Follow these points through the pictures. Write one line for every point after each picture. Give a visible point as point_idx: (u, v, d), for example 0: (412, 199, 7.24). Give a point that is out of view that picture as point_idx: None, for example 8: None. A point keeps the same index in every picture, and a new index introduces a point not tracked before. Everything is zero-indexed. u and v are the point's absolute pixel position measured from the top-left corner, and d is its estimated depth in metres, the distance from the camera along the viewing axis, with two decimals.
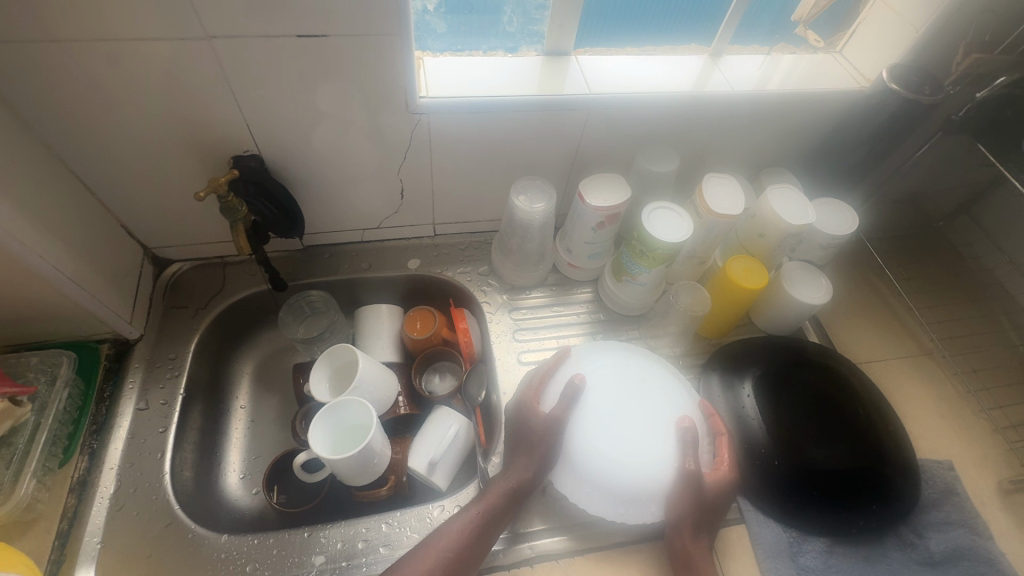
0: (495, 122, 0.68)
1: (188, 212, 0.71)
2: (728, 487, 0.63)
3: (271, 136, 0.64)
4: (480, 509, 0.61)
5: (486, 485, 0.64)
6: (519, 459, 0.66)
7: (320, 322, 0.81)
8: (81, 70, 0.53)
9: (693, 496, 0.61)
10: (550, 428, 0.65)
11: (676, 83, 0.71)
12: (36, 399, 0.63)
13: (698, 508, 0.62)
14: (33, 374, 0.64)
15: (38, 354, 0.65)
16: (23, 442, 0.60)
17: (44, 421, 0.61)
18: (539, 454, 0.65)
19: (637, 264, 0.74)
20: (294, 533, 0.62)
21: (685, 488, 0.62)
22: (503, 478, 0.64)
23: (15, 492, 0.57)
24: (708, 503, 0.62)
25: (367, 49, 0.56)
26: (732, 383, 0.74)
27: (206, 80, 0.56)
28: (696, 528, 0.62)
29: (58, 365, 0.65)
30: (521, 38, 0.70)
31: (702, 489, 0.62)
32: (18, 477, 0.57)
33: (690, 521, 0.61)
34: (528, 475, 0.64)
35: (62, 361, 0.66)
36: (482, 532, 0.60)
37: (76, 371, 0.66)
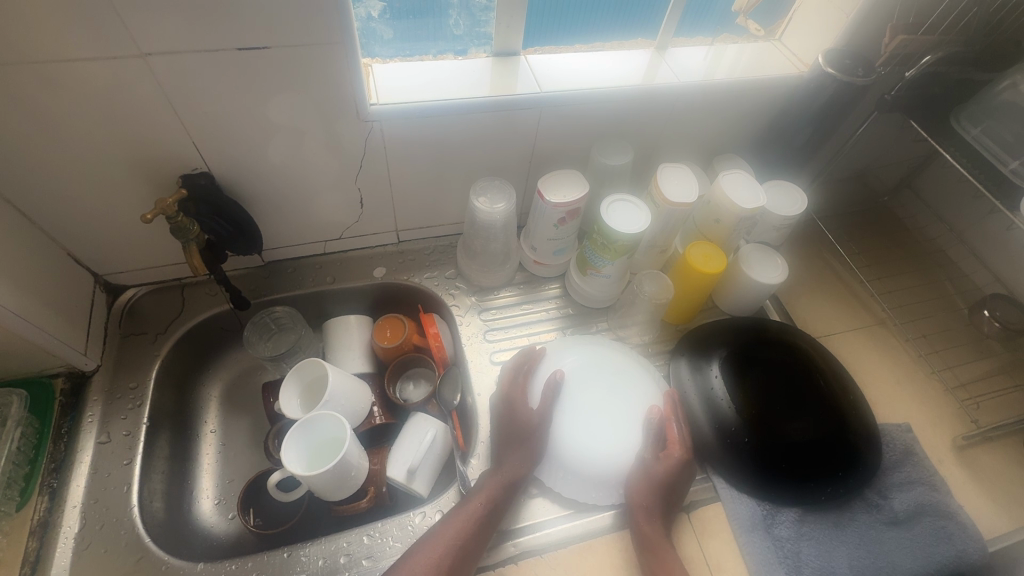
0: (449, 125, 0.68)
1: (139, 234, 0.69)
2: (682, 468, 0.65)
3: (220, 152, 0.62)
4: (478, 505, 0.61)
5: (479, 483, 0.64)
6: (507, 454, 0.66)
7: (287, 338, 0.80)
8: (11, 95, 0.50)
9: (651, 479, 0.64)
10: (534, 424, 0.67)
11: (625, 77, 0.72)
12: None
13: (657, 491, 0.63)
14: None
15: None
16: None
17: None
18: (527, 448, 0.66)
19: (600, 257, 0.76)
20: (273, 555, 0.61)
21: (641, 473, 0.65)
22: (495, 474, 0.64)
23: None
24: (666, 488, 0.64)
25: (311, 58, 0.56)
26: (700, 365, 0.75)
27: (146, 99, 0.54)
28: (649, 507, 0.62)
29: (8, 406, 0.61)
30: (469, 40, 0.71)
31: (656, 474, 0.64)
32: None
33: (653, 503, 0.63)
34: (515, 470, 0.64)
35: (13, 401, 0.62)
36: (479, 527, 0.59)
37: (28, 410, 0.63)
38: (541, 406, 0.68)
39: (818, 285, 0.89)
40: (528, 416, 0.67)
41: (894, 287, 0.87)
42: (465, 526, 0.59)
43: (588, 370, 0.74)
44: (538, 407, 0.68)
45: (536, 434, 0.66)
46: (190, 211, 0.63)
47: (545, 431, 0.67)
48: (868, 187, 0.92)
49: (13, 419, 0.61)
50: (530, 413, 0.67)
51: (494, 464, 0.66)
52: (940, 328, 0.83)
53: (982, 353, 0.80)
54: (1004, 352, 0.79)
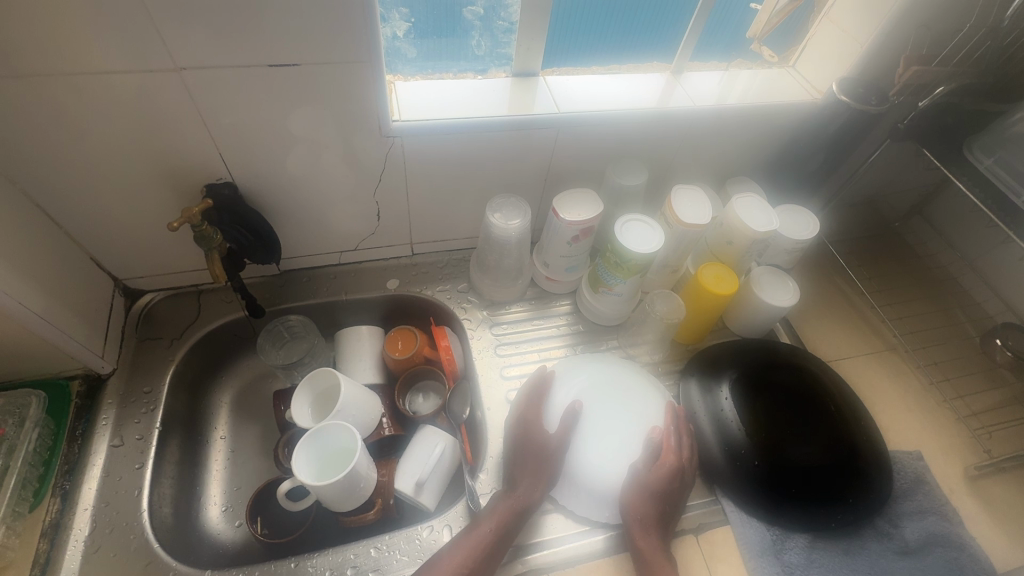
0: (468, 142, 0.69)
1: (160, 241, 0.70)
2: (675, 477, 0.65)
3: (245, 164, 0.64)
4: (492, 527, 0.61)
5: (494, 502, 0.64)
6: (521, 477, 0.65)
7: (300, 347, 0.81)
8: (48, 104, 0.52)
9: (647, 491, 0.64)
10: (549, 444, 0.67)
11: (640, 99, 0.74)
12: (4, 442, 0.60)
13: (656, 505, 0.64)
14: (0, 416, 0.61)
15: (5, 395, 0.62)
16: None
17: (13, 463, 0.59)
18: (540, 469, 0.66)
19: (613, 275, 0.76)
20: (280, 565, 0.61)
21: (634, 485, 0.65)
22: (508, 495, 0.64)
23: None
24: (663, 501, 0.64)
25: (339, 76, 0.57)
26: (710, 386, 0.75)
27: (177, 110, 0.56)
28: (645, 521, 0.62)
29: (27, 406, 0.62)
30: (490, 61, 0.72)
31: (647, 483, 0.64)
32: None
33: (653, 518, 0.63)
34: (528, 492, 0.64)
35: (31, 402, 0.63)
36: (488, 553, 0.59)
37: (46, 411, 0.64)
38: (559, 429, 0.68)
39: (828, 309, 0.89)
40: (542, 437, 0.68)
41: (905, 313, 0.88)
42: (475, 551, 0.58)
43: (601, 388, 0.75)
44: (555, 432, 0.69)
45: (546, 455, 0.67)
46: (213, 220, 0.64)
47: (561, 452, 0.67)
48: (879, 214, 0.93)
49: (31, 419, 0.61)
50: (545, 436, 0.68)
51: (507, 485, 0.66)
52: (951, 356, 0.83)
53: (994, 383, 0.79)
54: (1017, 382, 0.79)
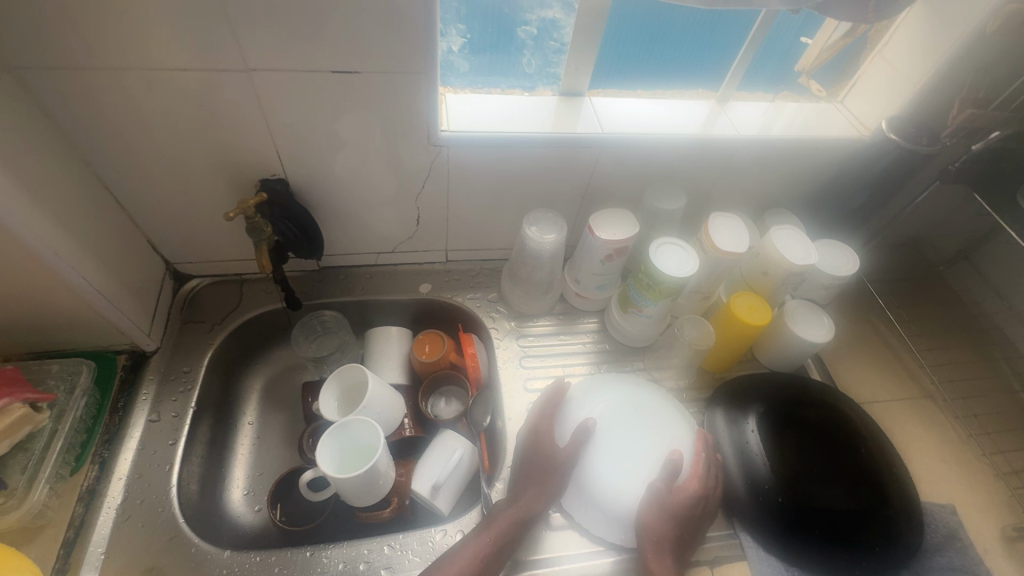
0: (511, 157, 0.71)
1: (212, 229, 0.74)
2: (696, 501, 0.64)
3: (298, 163, 0.67)
4: (490, 538, 0.61)
5: (498, 509, 0.64)
6: (528, 489, 0.65)
7: (331, 342, 0.83)
8: (128, 95, 0.56)
9: (662, 510, 0.63)
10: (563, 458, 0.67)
11: (684, 125, 0.75)
12: (54, 407, 0.62)
13: (672, 524, 0.63)
14: (53, 382, 0.65)
15: (59, 362, 0.66)
16: (40, 448, 0.59)
17: (61, 428, 0.61)
18: (547, 479, 0.66)
19: (643, 297, 0.76)
20: (296, 552, 0.62)
21: (653, 504, 0.63)
22: (510, 505, 0.64)
23: (29, 497, 0.56)
24: (679, 522, 0.63)
25: (393, 85, 0.60)
26: (736, 418, 0.74)
27: (243, 108, 0.59)
28: (659, 540, 0.61)
29: (78, 374, 0.66)
30: (538, 79, 0.74)
31: (665, 502, 0.63)
32: (32, 483, 0.57)
33: (664, 538, 0.62)
34: (531, 502, 0.64)
35: (82, 370, 0.66)
36: (490, 565, 0.59)
37: (94, 381, 0.67)
38: (571, 443, 0.68)
39: (863, 350, 0.87)
40: (554, 450, 0.67)
41: (944, 360, 0.85)
42: (475, 562, 0.58)
43: (623, 408, 0.75)
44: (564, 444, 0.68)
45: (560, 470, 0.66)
46: (264, 213, 0.67)
47: (572, 467, 0.67)
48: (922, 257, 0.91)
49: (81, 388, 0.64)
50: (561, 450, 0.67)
51: (511, 493, 0.66)
52: (992, 409, 0.80)
53: None
54: None
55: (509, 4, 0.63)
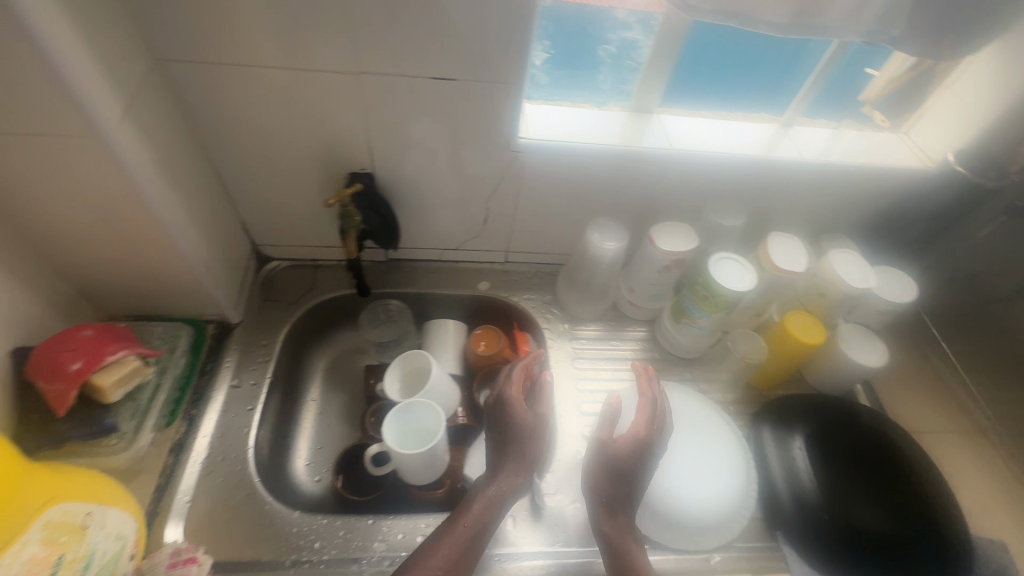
0: (582, 166, 0.75)
1: (298, 216, 0.80)
2: (639, 451, 0.64)
3: (386, 160, 0.72)
4: (473, 520, 0.59)
5: (475, 494, 0.62)
6: (501, 459, 0.65)
7: (393, 329, 0.88)
8: (251, 90, 0.62)
9: (604, 461, 0.64)
10: (521, 417, 0.67)
11: (748, 146, 0.78)
12: (158, 363, 0.69)
13: (623, 483, 0.63)
14: (157, 341, 0.71)
15: (163, 324, 0.73)
16: (146, 398, 0.65)
17: (163, 383, 0.68)
18: (518, 454, 0.65)
19: (698, 308, 0.79)
20: (359, 519, 0.66)
21: (596, 458, 0.65)
22: (488, 485, 0.63)
23: (136, 443, 0.62)
24: (629, 479, 0.63)
25: (485, 94, 0.65)
26: (783, 437, 0.75)
27: (347, 107, 0.65)
28: (608, 502, 0.62)
29: (178, 337, 0.72)
30: (612, 95, 0.77)
31: (607, 455, 0.64)
32: (140, 430, 0.63)
33: (612, 496, 0.63)
34: (511, 477, 0.63)
35: (182, 334, 0.73)
36: (471, 548, 0.57)
37: (190, 344, 0.73)
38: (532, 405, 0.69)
39: (914, 380, 0.87)
40: (514, 412, 0.68)
41: (999, 396, 0.84)
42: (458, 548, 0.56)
43: (673, 414, 0.77)
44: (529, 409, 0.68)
45: (521, 433, 0.66)
46: (359, 204, 0.73)
47: (534, 428, 0.67)
48: None
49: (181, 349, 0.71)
50: (523, 412, 0.68)
51: (490, 473, 0.65)
52: None
53: None
54: None
55: (593, 24, 0.68)
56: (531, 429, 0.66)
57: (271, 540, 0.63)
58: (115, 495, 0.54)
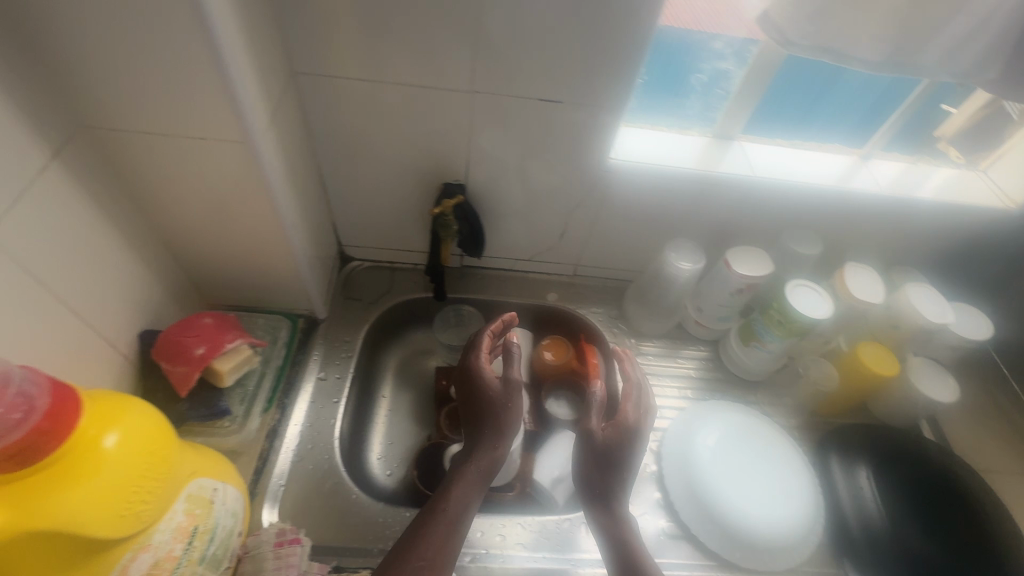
0: (665, 189, 0.78)
1: (386, 220, 0.84)
2: (626, 434, 0.66)
3: (480, 173, 0.76)
4: (451, 500, 0.58)
5: (457, 473, 0.61)
6: (479, 434, 0.65)
7: (464, 334, 0.91)
8: (368, 102, 0.66)
9: (591, 444, 0.66)
10: (496, 393, 0.68)
11: (827, 177, 0.79)
12: (263, 352, 0.74)
13: (614, 467, 0.64)
14: (261, 331, 0.76)
15: (267, 316, 0.78)
16: (253, 385, 0.70)
17: (267, 371, 0.72)
18: (495, 424, 0.65)
19: (770, 332, 0.80)
20: (439, 515, 0.69)
21: (582, 442, 0.67)
22: (468, 463, 0.62)
23: (246, 426, 0.67)
24: (617, 460, 0.64)
25: (586, 116, 0.68)
26: (851, 466, 0.76)
27: (453, 122, 0.68)
28: (599, 488, 0.63)
29: (279, 329, 0.77)
30: (697, 120, 0.80)
31: (595, 439, 0.66)
32: (249, 414, 0.68)
33: (602, 481, 0.63)
34: (490, 449, 0.64)
35: (283, 326, 0.77)
36: (455, 527, 0.55)
37: (289, 337, 0.78)
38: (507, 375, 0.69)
39: (981, 418, 0.86)
40: (488, 388, 0.68)
41: None
42: (439, 529, 0.55)
43: (739, 436, 0.78)
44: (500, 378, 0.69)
45: (495, 406, 0.67)
46: (455, 213, 0.77)
47: (510, 402, 0.68)
48: None
49: (282, 341, 0.76)
50: (495, 387, 0.68)
51: (466, 450, 0.65)
52: None
53: None
54: None
55: (691, 53, 0.71)
56: (501, 398, 0.67)
57: (358, 528, 0.66)
58: (226, 471, 0.56)
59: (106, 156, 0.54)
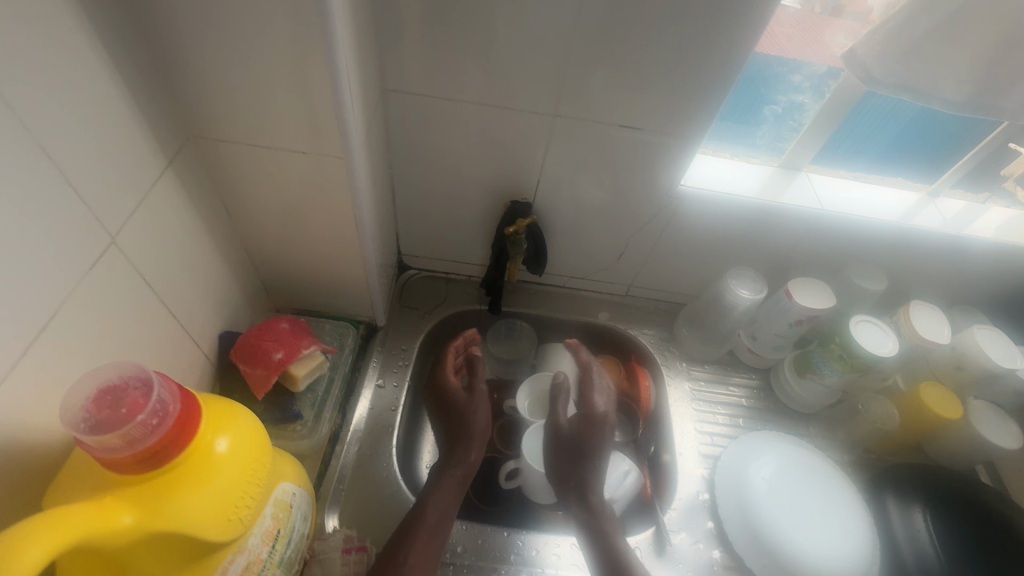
0: (730, 218, 0.78)
1: (448, 232, 0.86)
2: (590, 427, 0.71)
3: (548, 192, 0.77)
4: (431, 501, 0.64)
5: (436, 479, 0.67)
6: (453, 443, 0.72)
7: (517, 349, 0.92)
8: (450, 119, 0.68)
9: (559, 437, 0.71)
10: (459, 402, 0.74)
11: (895, 213, 0.79)
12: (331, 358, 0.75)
13: (580, 459, 0.69)
14: (328, 337, 0.77)
15: (334, 322, 0.78)
16: (322, 391, 0.70)
17: (335, 378, 0.73)
18: (465, 431, 0.72)
19: (828, 365, 0.80)
20: (494, 531, 0.70)
21: (552, 438, 0.72)
22: (445, 470, 0.69)
23: (317, 431, 0.68)
24: (584, 451, 0.70)
25: (661, 143, 0.68)
26: (908, 506, 0.75)
27: (530, 142, 0.70)
28: (569, 478, 0.69)
29: (346, 336, 0.78)
30: (765, 150, 0.80)
31: (563, 434, 0.71)
32: (320, 419, 0.69)
33: (574, 472, 0.69)
34: (464, 456, 0.70)
35: (350, 333, 0.78)
36: (439, 524, 0.62)
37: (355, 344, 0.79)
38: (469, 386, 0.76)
39: None
40: (452, 398, 0.75)
41: None
42: (421, 524, 0.61)
43: (795, 470, 0.77)
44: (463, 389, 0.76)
45: (460, 414, 0.74)
46: (527, 232, 0.79)
47: (476, 408, 0.74)
48: None
49: (349, 348, 0.77)
50: (459, 396, 0.75)
51: (441, 460, 0.71)
52: None
53: None
54: None
55: (767, 84, 0.71)
56: (466, 404, 0.74)
57: None
58: (302, 476, 0.57)
59: (208, 164, 0.56)
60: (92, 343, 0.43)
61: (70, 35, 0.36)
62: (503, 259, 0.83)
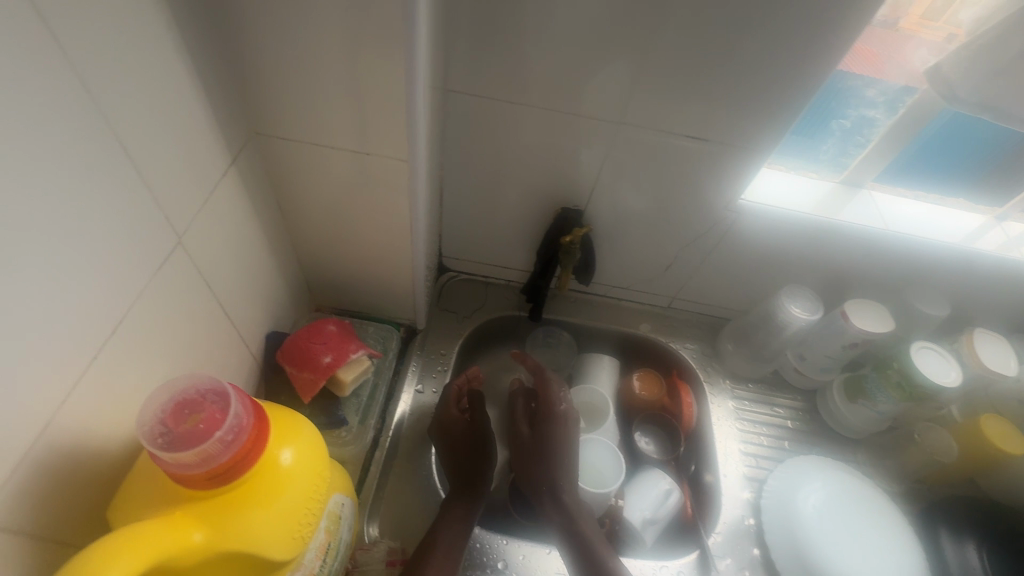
0: (788, 235, 0.75)
1: (492, 236, 0.84)
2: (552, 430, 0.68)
3: (601, 200, 0.74)
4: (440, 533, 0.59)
5: (445, 508, 0.63)
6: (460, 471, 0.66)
7: (554, 359, 0.90)
8: (509, 121, 0.66)
9: (525, 448, 0.68)
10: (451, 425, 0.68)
11: (959, 236, 0.76)
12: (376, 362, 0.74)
13: (548, 467, 0.66)
14: (372, 340, 0.76)
15: (378, 324, 0.78)
16: (366, 396, 0.69)
17: (379, 382, 0.72)
18: (471, 458, 0.67)
19: (884, 392, 0.77)
20: (536, 546, 0.68)
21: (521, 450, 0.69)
22: (455, 499, 0.64)
23: (363, 436, 0.67)
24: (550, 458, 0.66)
25: (726, 155, 0.66)
26: (963, 543, 0.72)
27: (588, 148, 0.68)
28: (542, 490, 0.65)
29: (390, 339, 0.77)
30: (827, 165, 0.76)
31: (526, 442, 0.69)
32: (365, 424, 0.68)
33: (545, 483, 0.65)
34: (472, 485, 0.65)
35: (394, 337, 0.77)
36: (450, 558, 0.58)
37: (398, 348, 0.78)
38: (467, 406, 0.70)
39: None
40: (448, 420, 0.69)
41: None
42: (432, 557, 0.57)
43: (846, 500, 0.73)
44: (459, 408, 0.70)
45: (461, 439, 0.68)
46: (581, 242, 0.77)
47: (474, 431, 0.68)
48: None
49: (392, 352, 0.76)
50: (452, 417, 0.69)
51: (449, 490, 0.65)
52: None
53: None
54: None
55: (838, 98, 0.67)
56: (470, 429, 0.68)
57: None
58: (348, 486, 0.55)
59: (268, 162, 0.55)
60: (157, 344, 0.42)
61: (153, 26, 0.35)
62: (552, 267, 0.81)
